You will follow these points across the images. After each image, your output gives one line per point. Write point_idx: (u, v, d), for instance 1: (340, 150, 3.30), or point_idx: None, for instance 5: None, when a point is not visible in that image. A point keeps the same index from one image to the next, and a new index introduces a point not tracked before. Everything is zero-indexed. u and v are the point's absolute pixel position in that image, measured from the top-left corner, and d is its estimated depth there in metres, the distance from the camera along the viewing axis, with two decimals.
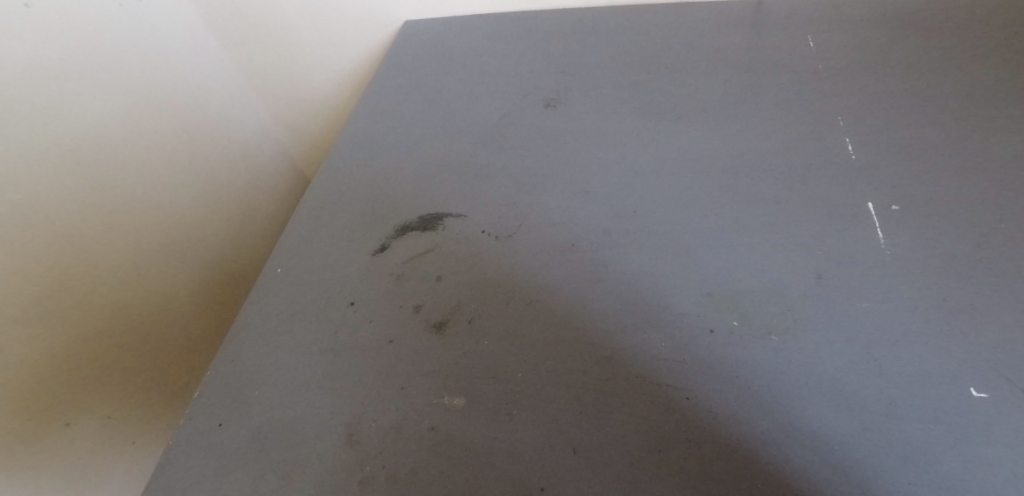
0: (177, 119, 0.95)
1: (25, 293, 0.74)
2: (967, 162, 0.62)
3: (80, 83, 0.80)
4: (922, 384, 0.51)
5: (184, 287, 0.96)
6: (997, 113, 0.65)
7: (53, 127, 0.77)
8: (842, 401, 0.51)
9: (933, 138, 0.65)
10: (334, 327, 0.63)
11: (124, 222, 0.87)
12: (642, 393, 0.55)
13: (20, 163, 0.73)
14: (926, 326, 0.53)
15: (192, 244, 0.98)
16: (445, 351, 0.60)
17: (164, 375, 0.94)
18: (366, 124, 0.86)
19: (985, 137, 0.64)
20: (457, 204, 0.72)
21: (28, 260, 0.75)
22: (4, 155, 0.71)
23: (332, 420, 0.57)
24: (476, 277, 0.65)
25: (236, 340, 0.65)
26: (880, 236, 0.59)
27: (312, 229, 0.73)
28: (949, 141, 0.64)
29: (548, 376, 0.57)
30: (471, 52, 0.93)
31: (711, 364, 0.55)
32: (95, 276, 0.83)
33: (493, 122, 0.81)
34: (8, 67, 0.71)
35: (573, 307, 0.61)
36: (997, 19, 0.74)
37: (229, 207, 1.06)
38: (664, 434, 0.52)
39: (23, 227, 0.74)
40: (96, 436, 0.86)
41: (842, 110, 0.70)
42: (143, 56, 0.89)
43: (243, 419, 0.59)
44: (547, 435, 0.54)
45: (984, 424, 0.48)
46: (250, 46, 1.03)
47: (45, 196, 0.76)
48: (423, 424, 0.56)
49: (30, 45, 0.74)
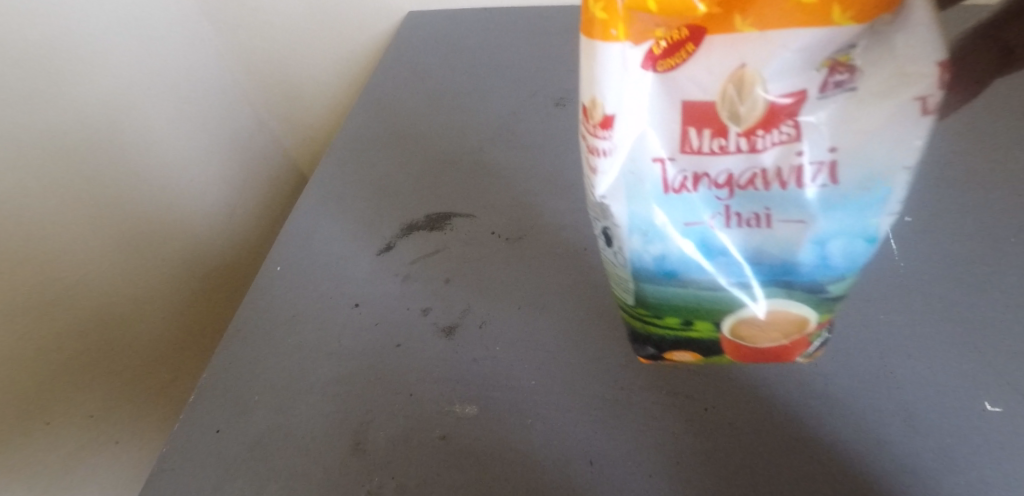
0: (171, 101, 0.93)
1: (18, 282, 0.70)
2: (972, 175, 0.64)
3: (79, 63, 0.79)
4: (941, 397, 0.49)
5: (176, 278, 0.93)
6: (1000, 130, 0.67)
7: (60, 108, 0.76)
8: (865, 412, 0.50)
9: (939, 155, 0.66)
10: (337, 330, 0.61)
11: (121, 210, 0.84)
12: (659, 404, 0.53)
13: (33, 143, 0.72)
14: (939, 337, 0.53)
15: (186, 233, 0.95)
16: (456, 356, 0.57)
17: (154, 371, 0.90)
18: (370, 116, 0.84)
19: (993, 162, 0.65)
20: (464, 205, 0.70)
21: (27, 243, 0.71)
22: (20, 134, 0.71)
23: (335, 427, 0.54)
24: (487, 280, 0.63)
25: (233, 341, 0.62)
26: (892, 245, 0.59)
27: (315, 226, 0.71)
28: (953, 158, 0.66)
29: (561, 384, 0.55)
30: (479, 45, 0.91)
31: (727, 375, 0.54)
32: (85, 268, 0.78)
33: (502, 119, 0.79)
34: (13, 44, 0.70)
35: (588, 313, 0.59)
36: None
37: (223, 195, 1.03)
38: (683, 445, 0.51)
39: (28, 210, 0.71)
40: (79, 436, 0.81)
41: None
42: (138, 38, 0.88)
43: (242, 425, 0.56)
44: (564, 445, 0.51)
45: (1000, 435, 0.47)
46: (244, 32, 1.04)
47: (54, 182, 0.75)
48: (434, 432, 0.53)
49: (35, 23, 0.73)
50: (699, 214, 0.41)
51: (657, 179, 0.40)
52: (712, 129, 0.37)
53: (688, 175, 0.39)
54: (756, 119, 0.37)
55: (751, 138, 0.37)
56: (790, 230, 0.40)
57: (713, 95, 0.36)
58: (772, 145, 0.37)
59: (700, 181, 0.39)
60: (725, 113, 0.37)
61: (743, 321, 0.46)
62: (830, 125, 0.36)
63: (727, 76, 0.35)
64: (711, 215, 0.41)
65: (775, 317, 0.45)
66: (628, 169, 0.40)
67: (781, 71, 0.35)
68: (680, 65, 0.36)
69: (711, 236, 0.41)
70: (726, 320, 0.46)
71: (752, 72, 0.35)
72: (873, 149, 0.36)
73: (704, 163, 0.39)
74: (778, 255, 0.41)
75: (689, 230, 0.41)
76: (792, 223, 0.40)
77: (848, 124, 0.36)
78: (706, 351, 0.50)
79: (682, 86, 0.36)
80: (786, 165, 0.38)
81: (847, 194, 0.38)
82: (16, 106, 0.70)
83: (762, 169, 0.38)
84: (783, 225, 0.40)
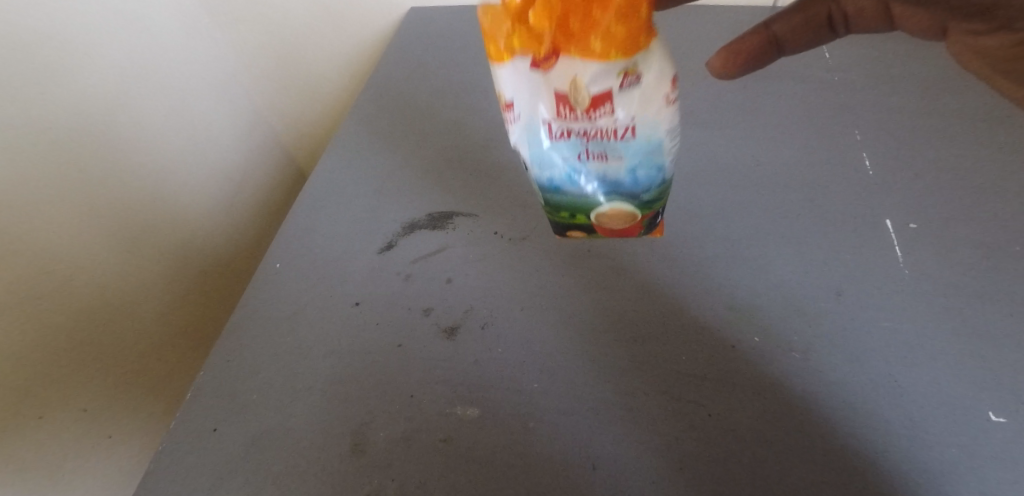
0: (166, 93, 0.92)
1: (6, 272, 0.69)
2: (974, 186, 0.65)
3: (73, 53, 0.77)
4: (946, 407, 0.51)
5: (173, 273, 0.92)
6: (1001, 139, 0.68)
7: (54, 98, 0.74)
8: (875, 420, 0.51)
9: (942, 164, 0.67)
10: (337, 329, 0.60)
11: (116, 202, 0.82)
12: (663, 409, 0.52)
13: (24, 135, 0.71)
14: (944, 348, 0.54)
15: (183, 227, 0.94)
16: (457, 357, 0.57)
17: (149, 366, 0.89)
18: (372, 112, 0.83)
19: (997, 175, 0.65)
20: (467, 204, 0.69)
21: (17, 234, 0.70)
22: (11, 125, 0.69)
23: (334, 428, 0.54)
24: (489, 281, 0.62)
25: (229, 338, 0.61)
26: (898, 253, 0.60)
27: (315, 222, 0.70)
28: (956, 166, 0.67)
29: (563, 387, 0.54)
30: (482, 43, 0.91)
31: (732, 381, 0.54)
32: (78, 260, 0.77)
33: (505, 117, 0.79)
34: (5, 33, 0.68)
35: (591, 316, 0.58)
36: None
37: (220, 189, 1.02)
38: (687, 452, 0.50)
39: (20, 202, 0.70)
40: (69, 430, 0.80)
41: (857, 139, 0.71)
42: (135, 28, 0.87)
43: (239, 424, 0.55)
44: (566, 450, 0.51)
45: (1004, 446, 0.49)
46: (246, 26, 1.03)
47: (47, 174, 0.73)
48: (434, 435, 0.52)
49: (27, 11, 0.71)
50: (569, 154, 0.51)
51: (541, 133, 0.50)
52: (568, 107, 0.48)
53: (546, 133, 0.50)
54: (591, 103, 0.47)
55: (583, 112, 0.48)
56: (611, 164, 0.51)
57: (563, 89, 0.47)
58: (605, 116, 0.48)
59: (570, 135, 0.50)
60: (573, 100, 0.47)
61: (595, 215, 0.57)
62: (634, 96, 0.47)
63: (570, 81, 0.46)
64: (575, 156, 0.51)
65: (614, 215, 0.56)
66: (521, 121, 0.50)
67: (596, 74, 0.45)
68: (548, 70, 0.46)
69: (576, 170, 0.52)
70: (585, 214, 0.57)
71: (582, 81, 0.46)
72: (655, 110, 0.48)
73: (571, 124, 0.49)
74: (617, 181, 0.53)
75: (562, 164, 0.52)
76: (620, 160, 0.51)
77: (643, 95, 0.47)
78: (587, 231, 0.61)
79: (551, 79, 0.46)
80: (605, 131, 0.49)
81: (645, 137, 0.50)
82: (9, 96, 0.69)
83: (603, 129, 0.49)
84: (617, 163, 0.51)
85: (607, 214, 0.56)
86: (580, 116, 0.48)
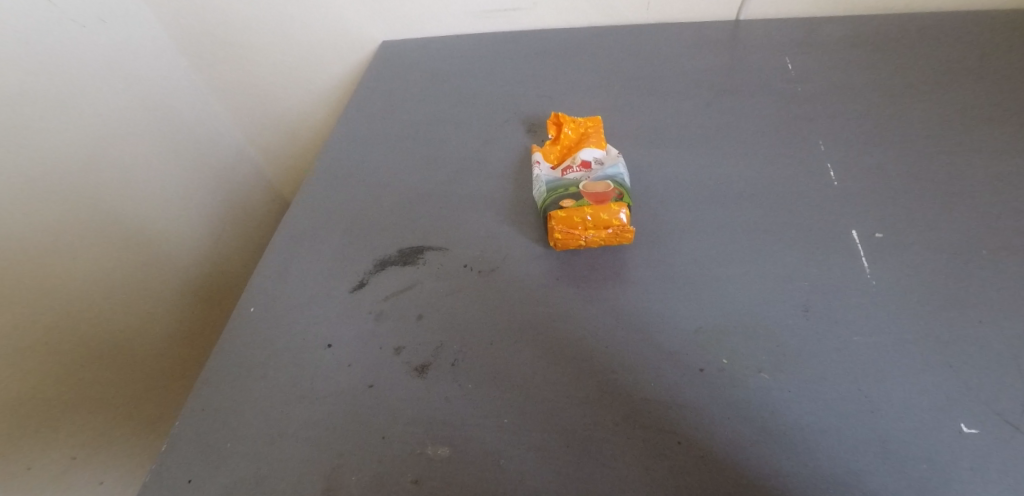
0: (147, 137, 0.94)
1: None
2: (937, 193, 0.65)
3: (51, 108, 0.79)
4: (914, 421, 0.51)
5: (161, 313, 0.93)
6: (961, 146, 0.69)
7: (36, 155, 0.76)
8: (843, 440, 0.51)
9: (904, 173, 0.68)
10: (309, 373, 0.60)
11: (99, 249, 0.84)
12: (632, 438, 0.53)
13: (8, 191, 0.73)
14: (911, 362, 0.54)
15: (168, 267, 0.96)
16: (427, 395, 0.57)
17: (144, 405, 0.89)
18: (344, 147, 0.83)
19: (960, 182, 0.66)
20: (438, 238, 0.70)
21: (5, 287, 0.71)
22: None
23: (307, 474, 0.54)
24: (459, 316, 0.62)
25: (202, 386, 0.61)
26: (864, 265, 0.61)
27: (288, 262, 0.70)
28: (918, 174, 0.67)
29: (533, 422, 0.54)
30: (453, 73, 0.92)
31: (700, 406, 0.54)
32: (65, 309, 0.78)
33: (476, 148, 0.80)
34: None
35: (560, 348, 0.59)
36: (954, 59, 0.80)
37: (202, 227, 1.04)
38: (654, 482, 0.51)
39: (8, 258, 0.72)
40: (63, 479, 0.79)
41: (823, 150, 0.72)
42: (112, 77, 0.89)
43: (214, 475, 0.55)
44: (536, 485, 0.51)
45: (972, 460, 0.49)
46: (221, 68, 1.04)
47: (32, 227, 0.75)
48: (405, 476, 0.53)
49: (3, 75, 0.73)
50: (563, 177, 0.70)
51: (549, 177, 0.70)
52: (565, 164, 0.72)
53: (553, 175, 0.71)
54: (580, 160, 0.71)
55: (578, 166, 0.70)
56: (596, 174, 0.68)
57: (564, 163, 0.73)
58: (588, 163, 0.70)
59: (563, 172, 0.71)
60: (569, 163, 0.72)
61: (581, 185, 0.67)
62: (604, 154, 0.72)
63: (572, 159, 0.72)
64: (568, 178, 0.69)
65: (598, 185, 0.66)
66: (540, 176, 0.71)
67: (586, 151, 0.72)
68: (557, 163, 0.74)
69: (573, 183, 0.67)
70: (574, 184, 0.67)
71: (577, 155, 0.72)
72: (616, 156, 0.71)
73: (567, 173, 0.70)
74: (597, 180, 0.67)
75: (557, 182, 0.69)
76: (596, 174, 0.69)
77: (610, 152, 0.72)
78: (577, 196, 0.66)
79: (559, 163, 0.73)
80: (585, 165, 0.70)
81: (614, 167, 0.68)
82: None
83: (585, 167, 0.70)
84: (597, 176, 0.68)
85: (591, 183, 0.67)
86: (572, 166, 0.71)
